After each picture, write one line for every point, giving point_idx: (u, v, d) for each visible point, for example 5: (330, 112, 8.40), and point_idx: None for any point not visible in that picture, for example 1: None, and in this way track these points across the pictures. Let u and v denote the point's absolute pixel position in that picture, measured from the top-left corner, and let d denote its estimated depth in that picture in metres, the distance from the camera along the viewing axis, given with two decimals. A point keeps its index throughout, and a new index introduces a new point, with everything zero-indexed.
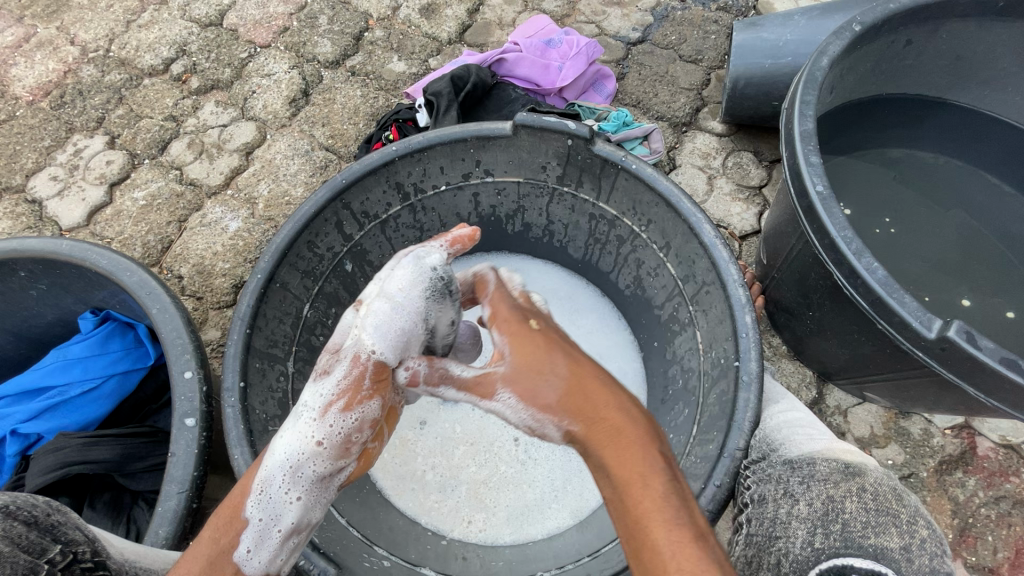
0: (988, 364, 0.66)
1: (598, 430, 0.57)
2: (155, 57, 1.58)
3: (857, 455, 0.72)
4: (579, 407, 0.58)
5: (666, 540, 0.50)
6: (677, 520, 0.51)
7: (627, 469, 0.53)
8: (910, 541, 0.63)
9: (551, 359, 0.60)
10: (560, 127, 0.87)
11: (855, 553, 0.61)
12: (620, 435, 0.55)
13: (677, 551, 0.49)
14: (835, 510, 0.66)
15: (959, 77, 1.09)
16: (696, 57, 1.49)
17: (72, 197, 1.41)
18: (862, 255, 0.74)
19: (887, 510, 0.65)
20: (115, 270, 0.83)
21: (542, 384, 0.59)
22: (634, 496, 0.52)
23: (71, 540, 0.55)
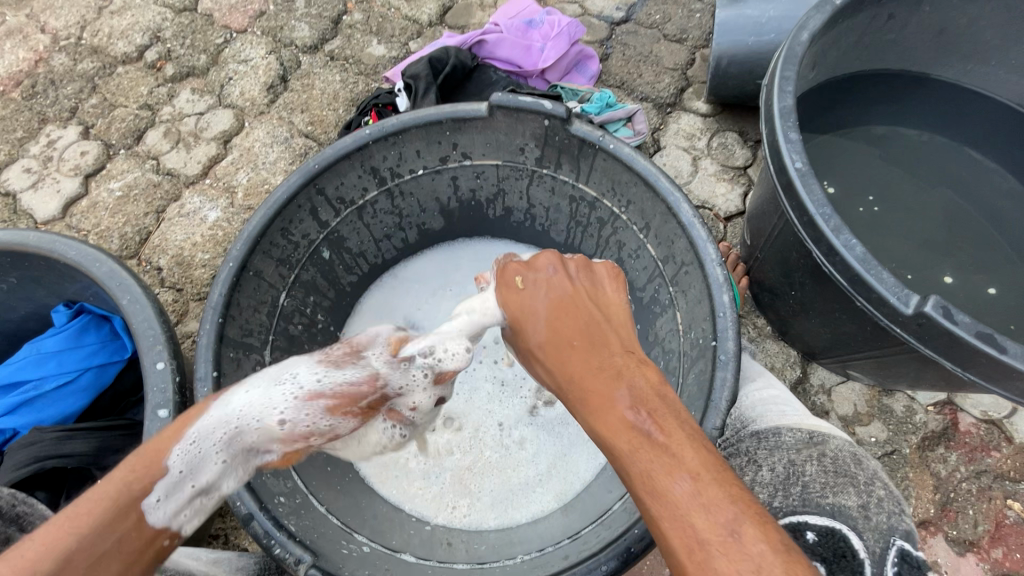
0: (964, 338, 0.66)
1: (577, 390, 0.60)
2: (128, 44, 1.54)
3: (824, 427, 0.76)
4: (561, 368, 0.62)
5: (659, 500, 0.49)
6: (665, 474, 0.49)
7: (603, 429, 0.55)
8: (868, 500, 0.67)
9: (532, 292, 0.69)
10: (536, 107, 0.85)
11: (812, 511, 0.65)
12: (590, 399, 0.57)
13: (660, 501, 0.49)
14: (795, 474, 0.69)
15: (942, 50, 1.08)
16: (681, 36, 1.46)
17: (46, 188, 1.38)
18: (840, 231, 0.74)
19: (846, 472, 0.69)
20: (85, 262, 0.81)
21: (533, 331, 0.67)
22: (625, 460, 0.52)
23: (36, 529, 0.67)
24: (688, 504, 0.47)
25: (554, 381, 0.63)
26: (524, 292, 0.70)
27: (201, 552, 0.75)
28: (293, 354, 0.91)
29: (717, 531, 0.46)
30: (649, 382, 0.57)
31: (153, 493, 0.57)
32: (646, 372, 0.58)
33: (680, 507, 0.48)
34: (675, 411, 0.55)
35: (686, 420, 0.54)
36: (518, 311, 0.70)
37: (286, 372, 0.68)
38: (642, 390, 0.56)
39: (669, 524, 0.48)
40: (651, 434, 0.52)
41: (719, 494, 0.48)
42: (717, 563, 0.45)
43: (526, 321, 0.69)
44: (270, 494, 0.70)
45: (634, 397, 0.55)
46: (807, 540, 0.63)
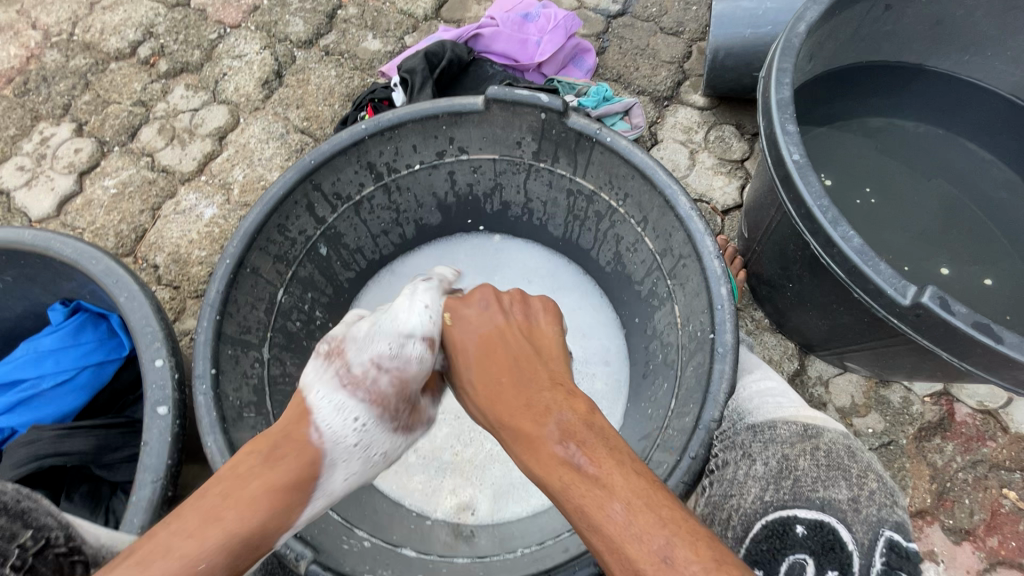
0: (961, 329, 0.66)
1: (509, 429, 0.59)
2: (121, 40, 1.53)
3: (822, 421, 0.76)
4: (488, 402, 0.63)
5: (601, 531, 0.48)
6: (598, 501, 0.49)
7: (538, 468, 0.55)
8: (859, 493, 0.67)
9: (463, 326, 0.72)
10: (532, 100, 0.85)
11: (801, 505, 0.66)
12: (520, 433, 0.57)
13: (597, 533, 0.48)
14: (788, 467, 0.70)
15: (938, 42, 1.08)
16: (678, 29, 1.46)
17: (40, 186, 1.37)
18: (837, 223, 0.74)
19: (838, 466, 0.69)
20: (80, 259, 0.81)
21: (466, 366, 0.69)
22: (562, 493, 0.52)
23: (42, 525, 0.56)
24: (622, 533, 0.47)
25: (486, 418, 0.64)
26: (458, 330, 0.73)
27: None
28: (292, 351, 0.91)
29: (651, 559, 0.45)
30: (577, 412, 0.57)
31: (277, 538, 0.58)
32: (574, 403, 0.58)
33: (616, 537, 0.47)
34: (606, 439, 0.54)
35: (617, 445, 0.54)
36: (454, 342, 0.73)
37: (354, 424, 0.67)
38: (570, 421, 0.56)
39: (609, 556, 0.47)
40: (581, 466, 0.52)
41: (651, 518, 0.47)
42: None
43: (457, 355, 0.71)
44: None
45: (561, 430, 0.55)
46: (796, 533, 0.64)
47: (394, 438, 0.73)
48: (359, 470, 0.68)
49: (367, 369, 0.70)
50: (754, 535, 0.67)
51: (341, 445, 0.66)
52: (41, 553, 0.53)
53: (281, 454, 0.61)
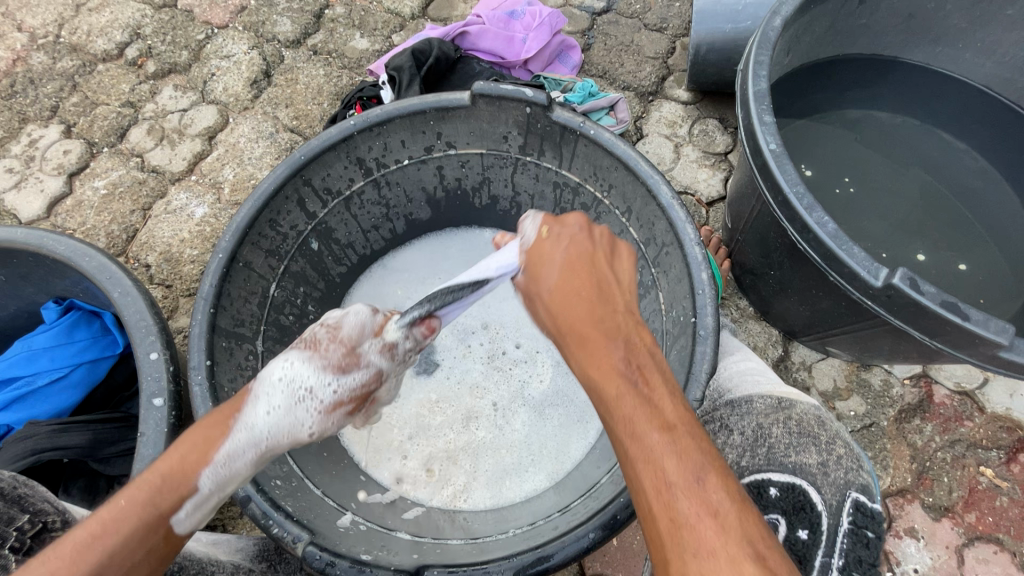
0: (930, 307, 0.69)
1: (569, 336, 0.60)
2: (108, 42, 1.53)
3: (793, 393, 0.79)
4: (560, 316, 0.61)
5: (636, 444, 0.50)
6: (643, 418, 0.51)
7: (594, 372, 0.56)
8: (828, 458, 0.71)
9: (555, 240, 0.66)
10: (517, 95, 0.87)
11: (774, 469, 0.69)
12: (586, 342, 0.58)
13: (640, 449, 0.50)
14: (763, 436, 0.73)
15: (911, 34, 1.11)
16: (661, 25, 1.48)
17: (29, 188, 1.37)
18: (813, 209, 0.77)
19: (809, 434, 0.73)
20: (74, 256, 0.82)
21: (547, 277, 0.64)
22: (616, 405, 0.53)
23: (39, 510, 0.64)
24: (665, 453, 0.49)
25: (552, 329, 0.63)
26: (550, 241, 0.66)
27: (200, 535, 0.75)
28: (285, 344, 0.93)
29: (685, 480, 0.47)
30: (643, 341, 0.58)
31: (180, 507, 0.56)
32: (641, 331, 0.58)
33: (658, 454, 0.49)
34: (662, 366, 0.56)
35: (672, 376, 0.55)
36: (536, 255, 0.67)
37: (284, 362, 0.66)
38: (636, 345, 0.57)
39: (647, 472, 0.49)
40: (637, 385, 0.53)
41: (694, 447, 0.49)
42: (681, 505, 0.47)
43: (542, 265, 0.66)
44: (266, 476, 0.72)
45: (628, 352, 0.56)
46: (769, 495, 0.67)
47: (331, 383, 0.66)
48: (285, 415, 0.63)
49: (312, 329, 0.71)
50: None
51: (265, 382, 0.64)
52: (38, 535, 0.61)
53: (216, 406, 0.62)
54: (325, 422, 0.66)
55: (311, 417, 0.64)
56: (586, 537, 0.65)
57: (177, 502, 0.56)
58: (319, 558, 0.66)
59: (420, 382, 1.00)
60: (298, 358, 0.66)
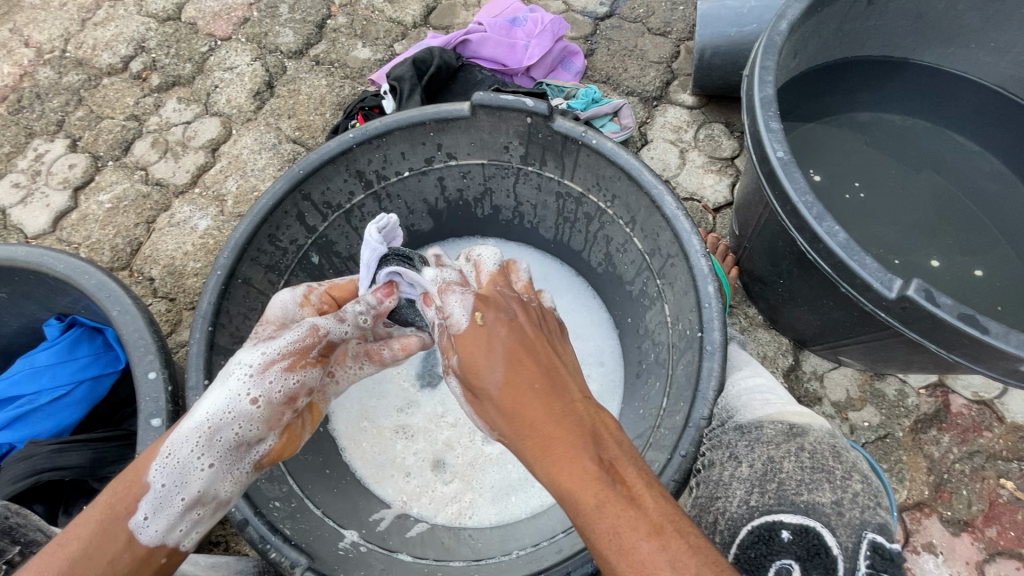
0: (947, 321, 0.67)
1: (530, 446, 0.53)
2: (113, 56, 1.54)
3: (806, 420, 0.77)
4: (513, 419, 0.54)
5: (622, 549, 0.47)
6: (627, 527, 0.48)
7: (565, 484, 0.50)
8: (843, 496, 0.67)
9: (489, 328, 0.58)
10: (518, 105, 0.85)
11: (785, 510, 0.66)
12: (547, 452, 0.51)
13: (625, 557, 0.47)
14: (773, 470, 0.71)
15: (922, 35, 1.09)
16: (665, 29, 1.47)
17: (35, 203, 1.38)
18: (822, 219, 0.74)
19: (822, 467, 0.70)
20: (73, 274, 0.82)
21: (489, 371, 0.56)
22: (594, 515, 0.49)
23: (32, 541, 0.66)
24: (659, 565, 0.46)
25: (505, 433, 0.55)
26: (485, 331, 0.58)
27: (199, 558, 0.74)
28: None
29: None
30: (609, 431, 0.54)
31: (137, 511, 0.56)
32: (604, 419, 0.54)
33: (651, 564, 0.46)
34: (634, 458, 0.52)
35: (644, 463, 0.52)
36: (467, 346, 0.58)
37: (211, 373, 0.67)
38: (603, 440, 0.52)
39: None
40: (615, 486, 0.49)
41: (686, 549, 0.47)
42: None
43: (480, 357, 0.57)
44: (265, 499, 0.71)
45: (596, 448, 0.51)
46: (781, 538, 0.65)
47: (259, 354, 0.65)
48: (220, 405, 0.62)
49: None
50: (740, 540, 0.68)
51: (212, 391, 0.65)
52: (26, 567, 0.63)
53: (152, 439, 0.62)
54: (268, 384, 0.63)
55: (245, 381, 0.63)
56: (590, 561, 0.63)
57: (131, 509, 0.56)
58: None
59: (426, 396, 0.99)
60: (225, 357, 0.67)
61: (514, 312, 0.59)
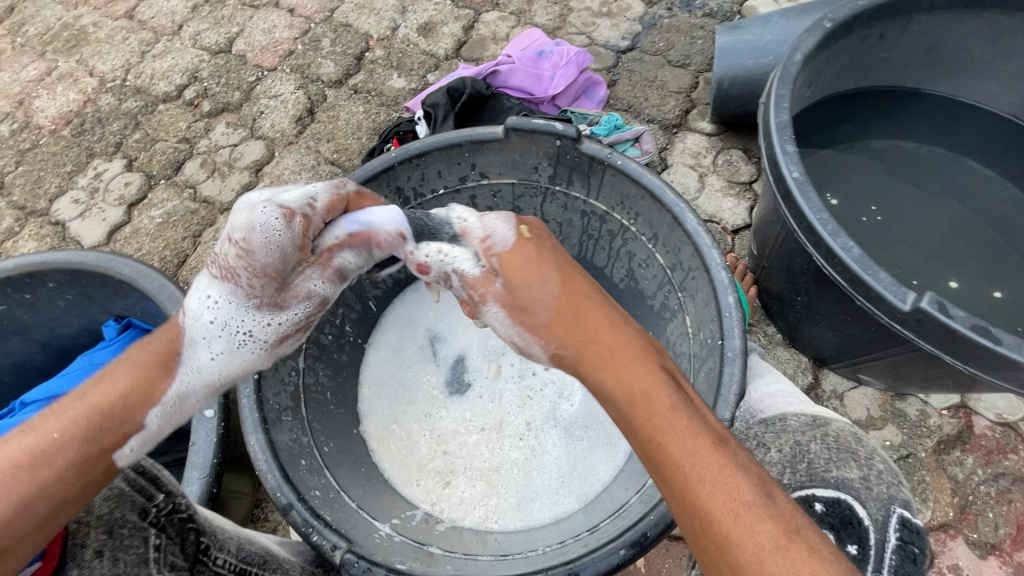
0: (960, 331, 0.70)
1: (592, 352, 0.57)
2: (168, 84, 1.67)
3: (825, 410, 0.80)
4: (578, 336, 0.58)
5: (687, 448, 0.50)
6: (693, 428, 0.51)
7: (635, 388, 0.54)
8: (869, 472, 0.73)
9: (541, 245, 0.64)
10: (548, 129, 0.92)
11: (818, 485, 0.72)
12: (619, 357, 0.56)
13: (697, 464, 0.49)
14: (801, 452, 0.75)
15: (933, 66, 1.13)
16: (684, 62, 1.54)
17: (92, 217, 1.48)
18: (837, 235, 0.78)
19: (847, 448, 0.75)
20: (138, 277, 0.91)
21: (543, 287, 0.61)
22: (664, 421, 0.51)
23: (171, 491, 0.60)
24: (726, 470, 0.49)
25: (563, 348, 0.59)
26: (535, 247, 0.64)
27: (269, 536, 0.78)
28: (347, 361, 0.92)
29: (757, 494, 0.48)
30: (663, 351, 0.59)
31: (125, 443, 0.53)
32: (661, 339, 0.59)
33: (723, 467, 0.49)
34: (690, 380, 0.57)
35: (699, 385, 0.57)
36: (523, 264, 0.63)
37: (210, 302, 0.64)
38: (662, 353, 0.58)
39: (697, 481, 0.49)
40: (682, 397, 0.53)
41: (749, 459, 0.50)
42: (761, 527, 0.46)
43: (529, 290, 0.62)
44: (306, 487, 0.75)
45: (661, 364, 0.55)
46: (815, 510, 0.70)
47: (268, 320, 0.66)
48: (230, 361, 0.65)
49: (223, 249, 0.63)
50: None
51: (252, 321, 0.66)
52: (170, 516, 0.58)
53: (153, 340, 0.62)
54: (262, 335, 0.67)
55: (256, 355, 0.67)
56: (616, 554, 0.65)
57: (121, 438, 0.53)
58: (357, 566, 0.68)
59: (453, 403, 1.03)
60: (222, 295, 0.64)
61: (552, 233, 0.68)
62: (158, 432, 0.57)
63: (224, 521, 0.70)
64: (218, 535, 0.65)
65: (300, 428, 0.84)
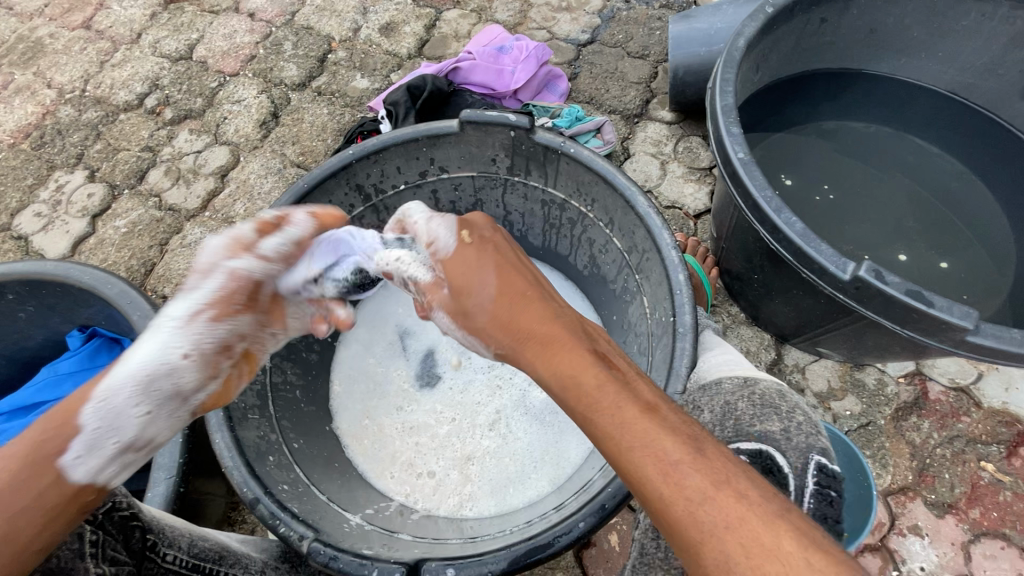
0: (895, 296, 0.73)
1: (526, 343, 0.60)
2: (129, 93, 1.65)
3: (755, 371, 0.83)
4: (508, 322, 0.61)
5: (620, 424, 0.53)
6: (622, 402, 0.54)
7: (567, 371, 0.57)
8: (790, 424, 0.74)
9: (462, 252, 0.66)
10: (502, 120, 0.93)
11: (741, 439, 0.73)
12: (551, 345, 0.58)
13: (627, 432, 0.52)
14: (730, 411, 0.77)
15: (875, 47, 1.17)
16: (643, 52, 1.57)
17: (56, 230, 1.46)
18: (780, 211, 0.81)
19: (772, 404, 0.76)
20: (97, 283, 0.91)
21: (477, 290, 0.63)
22: (599, 399, 0.55)
23: (110, 491, 0.61)
24: (660, 431, 0.52)
25: (499, 345, 0.62)
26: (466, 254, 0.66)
27: (231, 534, 0.78)
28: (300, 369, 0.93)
29: (685, 454, 0.51)
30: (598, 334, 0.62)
31: (68, 450, 0.51)
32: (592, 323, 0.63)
33: (649, 433, 0.52)
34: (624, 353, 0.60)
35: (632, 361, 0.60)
36: (455, 274, 0.65)
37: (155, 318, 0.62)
38: (593, 334, 0.60)
39: (636, 446, 0.52)
40: (612, 371, 0.56)
41: (678, 420, 0.54)
42: (691, 482, 0.50)
43: (465, 282, 0.64)
44: (274, 481, 0.76)
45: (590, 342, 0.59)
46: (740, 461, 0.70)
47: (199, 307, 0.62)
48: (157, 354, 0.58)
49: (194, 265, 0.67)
50: None
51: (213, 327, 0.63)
52: (106, 514, 0.58)
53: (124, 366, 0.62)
54: (196, 335, 0.61)
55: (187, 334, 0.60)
56: (576, 527, 0.67)
57: (63, 446, 0.51)
58: (323, 553, 0.68)
59: (425, 395, 1.04)
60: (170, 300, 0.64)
61: (496, 231, 0.68)
62: (97, 447, 0.53)
63: (179, 519, 0.70)
64: (167, 532, 0.65)
65: (268, 426, 0.84)
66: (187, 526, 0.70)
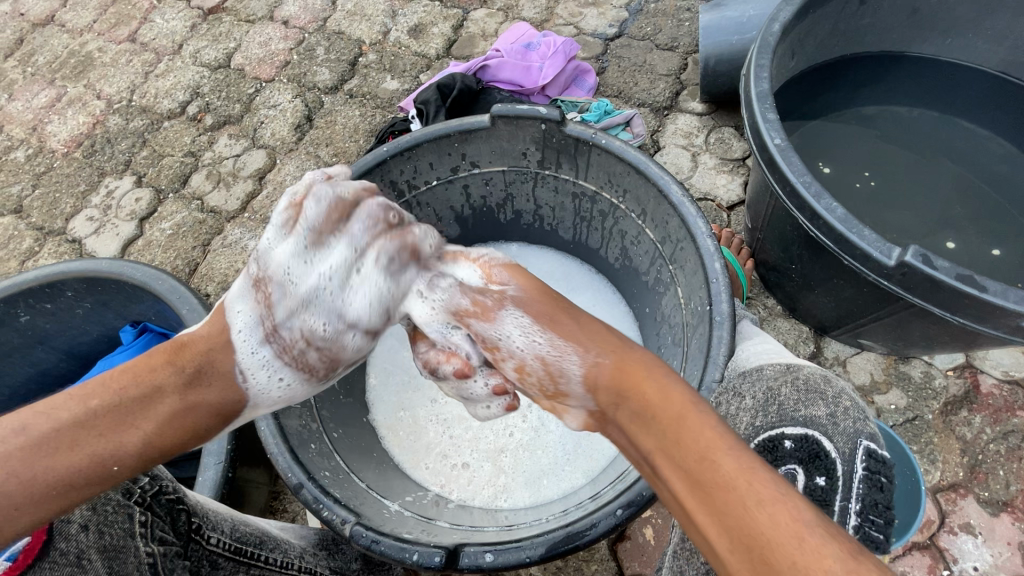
0: (944, 281, 0.71)
1: (623, 369, 0.55)
2: (172, 102, 1.72)
3: (799, 358, 0.81)
4: (586, 337, 0.58)
5: (732, 468, 0.46)
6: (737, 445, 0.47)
7: (670, 410, 0.50)
8: (836, 409, 0.73)
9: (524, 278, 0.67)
10: (532, 113, 0.94)
11: (787, 423, 0.72)
12: (654, 382, 0.52)
13: (741, 480, 0.45)
14: (772, 396, 0.75)
15: (919, 28, 1.14)
16: (672, 44, 1.55)
17: (107, 233, 1.54)
18: (821, 197, 0.79)
19: (817, 389, 0.75)
20: (148, 279, 0.96)
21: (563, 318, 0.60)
22: (700, 438, 0.48)
23: (156, 475, 0.62)
24: (780, 488, 0.45)
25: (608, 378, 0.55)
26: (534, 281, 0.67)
27: (271, 521, 0.82)
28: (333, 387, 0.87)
29: (813, 524, 0.43)
30: None
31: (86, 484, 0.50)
32: None
33: (768, 494, 0.44)
34: None
35: None
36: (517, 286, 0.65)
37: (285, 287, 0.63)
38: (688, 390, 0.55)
39: (750, 498, 0.44)
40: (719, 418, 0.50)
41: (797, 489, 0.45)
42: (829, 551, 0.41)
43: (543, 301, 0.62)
44: (316, 468, 0.78)
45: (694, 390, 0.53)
46: (785, 446, 0.71)
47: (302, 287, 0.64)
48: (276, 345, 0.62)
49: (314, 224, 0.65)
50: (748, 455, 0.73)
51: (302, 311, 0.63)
52: (156, 498, 0.60)
53: (205, 381, 0.57)
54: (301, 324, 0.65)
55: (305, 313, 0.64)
56: (614, 514, 0.67)
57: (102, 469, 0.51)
58: (364, 537, 0.70)
59: None
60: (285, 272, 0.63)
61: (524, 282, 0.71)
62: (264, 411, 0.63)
63: (219, 505, 0.73)
64: (211, 517, 0.68)
65: (310, 415, 0.86)
66: (228, 511, 0.73)
